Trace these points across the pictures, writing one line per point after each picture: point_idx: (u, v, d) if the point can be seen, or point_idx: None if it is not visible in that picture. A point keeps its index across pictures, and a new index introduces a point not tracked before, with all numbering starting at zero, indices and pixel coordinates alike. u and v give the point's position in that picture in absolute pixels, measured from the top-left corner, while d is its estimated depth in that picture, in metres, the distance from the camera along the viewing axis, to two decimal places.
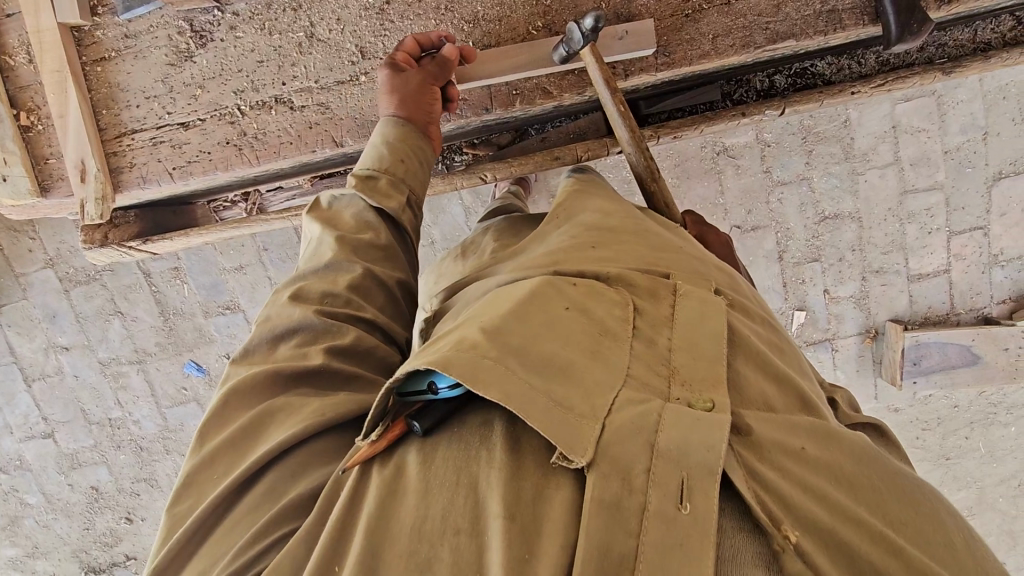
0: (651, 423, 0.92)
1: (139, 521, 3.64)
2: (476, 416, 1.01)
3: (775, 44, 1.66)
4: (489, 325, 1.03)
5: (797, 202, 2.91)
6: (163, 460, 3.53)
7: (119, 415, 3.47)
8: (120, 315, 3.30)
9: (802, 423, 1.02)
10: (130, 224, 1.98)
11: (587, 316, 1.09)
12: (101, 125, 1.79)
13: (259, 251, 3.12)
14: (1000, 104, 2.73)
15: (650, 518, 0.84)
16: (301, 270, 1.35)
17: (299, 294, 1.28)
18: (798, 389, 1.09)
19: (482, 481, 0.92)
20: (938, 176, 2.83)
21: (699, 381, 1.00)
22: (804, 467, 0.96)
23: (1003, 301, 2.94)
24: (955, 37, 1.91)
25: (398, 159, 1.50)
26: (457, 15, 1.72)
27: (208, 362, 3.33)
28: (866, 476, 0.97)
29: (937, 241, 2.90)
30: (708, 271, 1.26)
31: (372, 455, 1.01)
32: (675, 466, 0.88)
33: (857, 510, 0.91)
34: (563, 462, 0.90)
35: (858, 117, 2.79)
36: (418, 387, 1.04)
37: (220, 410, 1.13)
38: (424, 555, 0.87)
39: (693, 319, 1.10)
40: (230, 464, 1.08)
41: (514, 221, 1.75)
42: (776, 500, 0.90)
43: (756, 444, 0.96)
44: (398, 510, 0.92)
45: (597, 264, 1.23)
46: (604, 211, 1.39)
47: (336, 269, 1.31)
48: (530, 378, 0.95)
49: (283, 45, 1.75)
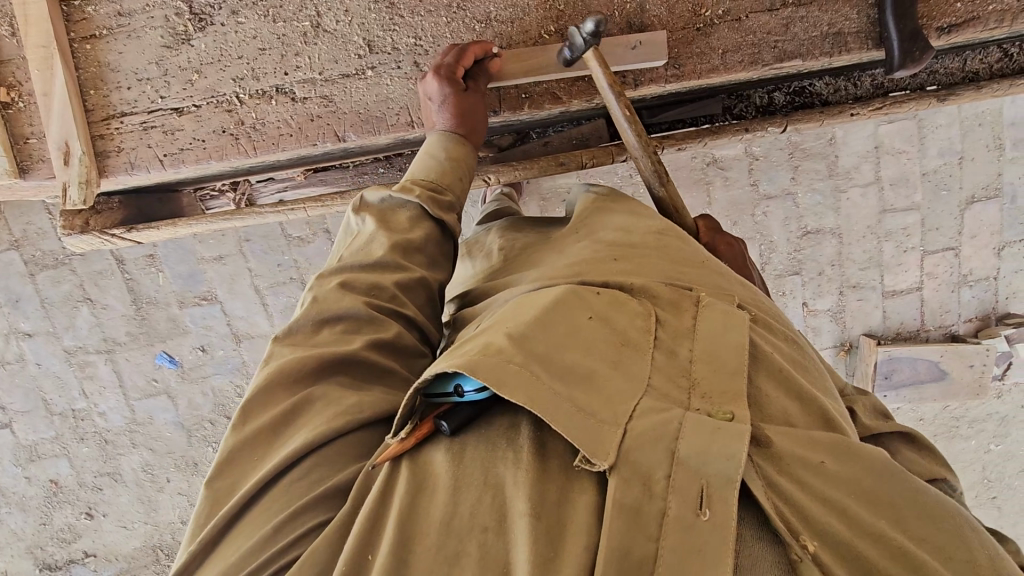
0: (671, 431, 0.93)
1: (100, 516, 3.51)
2: (506, 417, 1.01)
3: (782, 62, 1.68)
4: (514, 331, 1.03)
5: (782, 215, 2.96)
6: (129, 454, 3.40)
7: (84, 406, 3.33)
8: (89, 302, 3.16)
9: (823, 437, 1.01)
10: (114, 211, 1.89)
11: (609, 326, 1.10)
12: (88, 106, 1.71)
13: (241, 243, 3.03)
14: (977, 131, 2.84)
15: (667, 523, 0.86)
16: (345, 259, 1.30)
17: (347, 283, 1.24)
18: (822, 406, 1.10)
19: (509, 481, 0.93)
20: (916, 197, 2.92)
21: (719, 394, 1.01)
22: (823, 481, 0.97)
23: (970, 319, 3.05)
24: (947, 66, 1.96)
25: (457, 177, 1.47)
26: (469, 14, 1.69)
27: (181, 355, 3.22)
28: (888, 491, 0.96)
29: (912, 260, 2.99)
30: (731, 287, 1.26)
31: (400, 452, 1.01)
32: (694, 474, 0.89)
33: (875, 525, 0.93)
34: (585, 465, 0.92)
35: (843, 136, 2.86)
36: (445, 388, 1.03)
37: (259, 396, 1.10)
38: (452, 549, 0.88)
39: (717, 332, 1.10)
40: (263, 452, 1.06)
41: (517, 219, 1.74)
42: (793, 512, 0.93)
43: (776, 457, 0.97)
44: (426, 505, 0.93)
45: (619, 276, 1.23)
46: (629, 226, 1.39)
47: (387, 266, 1.27)
48: (554, 385, 0.96)
49: (287, 33, 1.69)
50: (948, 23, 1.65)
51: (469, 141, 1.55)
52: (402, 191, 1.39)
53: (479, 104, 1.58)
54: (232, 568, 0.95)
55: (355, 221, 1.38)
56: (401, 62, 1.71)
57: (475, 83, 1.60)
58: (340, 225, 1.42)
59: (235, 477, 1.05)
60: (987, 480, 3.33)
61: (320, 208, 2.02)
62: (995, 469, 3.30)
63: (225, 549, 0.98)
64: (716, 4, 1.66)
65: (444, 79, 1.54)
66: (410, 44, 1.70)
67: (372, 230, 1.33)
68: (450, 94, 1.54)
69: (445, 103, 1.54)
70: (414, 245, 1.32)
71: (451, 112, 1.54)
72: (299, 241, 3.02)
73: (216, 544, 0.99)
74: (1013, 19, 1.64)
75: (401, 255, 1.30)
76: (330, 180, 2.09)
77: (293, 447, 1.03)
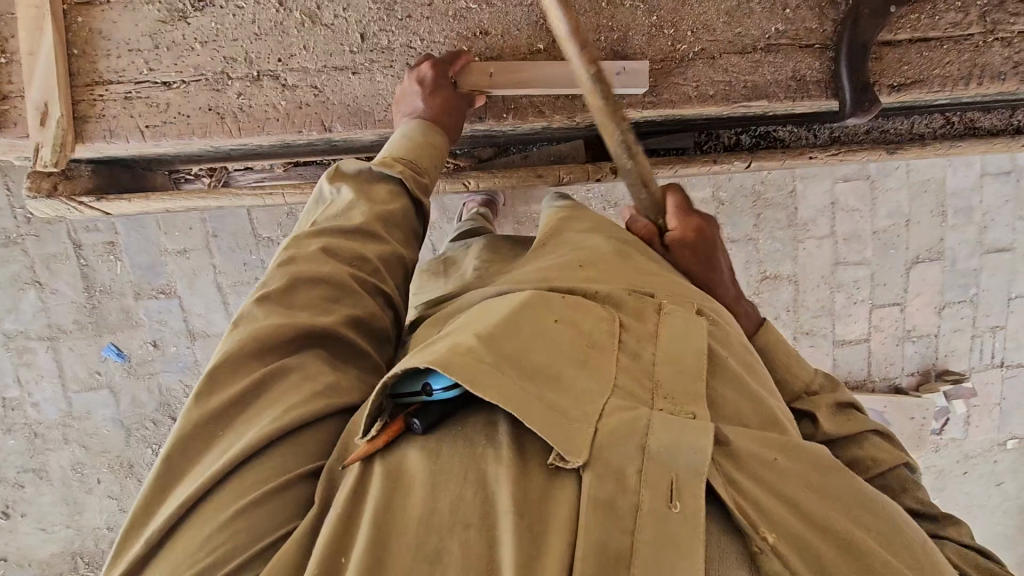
0: (641, 427, 0.96)
1: (17, 517, 3.27)
2: (478, 417, 1.02)
3: (750, 101, 1.81)
4: (482, 332, 1.04)
5: (743, 258, 3.09)
6: (59, 450, 3.20)
7: (17, 395, 3.15)
8: (38, 285, 3.03)
9: (773, 437, 1.07)
10: (84, 178, 1.84)
11: (576, 328, 1.12)
12: (74, 71, 1.70)
13: (208, 237, 2.97)
14: (922, 196, 3.06)
15: (643, 519, 0.88)
16: (321, 224, 1.31)
17: (328, 248, 1.25)
18: (769, 409, 1.16)
19: (491, 477, 0.93)
20: (866, 253, 3.10)
21: (681, 395, 1.06)
22: (776, 477, 1.02)
23: (912, 373, 3.22)
24: (895, 126, 2.17)
25: (434, 166, 1.53)
26: (463, 24, 1.76)
27: (130, 348, 3.10)
28: (833, 485, 1.03)
29: (861, 311, 3.16)
30: (691, 294, 1.32)
31: (370, 453, 1.00)
32: (666, 469, 0.92)
33: (823, 515, 0.99)
34: (559, 463, 0.94)
35: (804, 189, 3.02)
36: (414, 387, 1.03)
37: (225, 367, 1.07)
38: (433, 547, 0.87)
39: (680, 335, 1.15)
40: (233, 418, 1.05)
41: (495, 240, 1.78)
42: (753, 506, 0.96)
43: (735, 454, 1.01)
44: (402, 501, 0.93)
45: (587, 280, 1.29)
46: (596, 238, 1.46)
47: (367, 237, 1.30)
48: (523, 383, 0.98)
49: (284, 21, 1.73)
50: (897, 82, 1.82)
51: (446, 132, 1.60)
52: (383, 166, 1.43)
53: (461, 106, 1.66)
54: (191, 557, 0.92)
55: (329, 190, 1.38)
56: (394, 63, 1.77)
57: (455, 87, 1.68)
58: (311, 196, 1.41)
59: (198, 460, 1.02)
60: None
61: (299, 196, 2.02)
62: None
63: (185, 539, 0.94)
64: (695, 41, 1.79)
65: (436, 74, 1.63)
66: (404, 46, 1.76)
67: (349, 199, 1.35)
68: (435, 87, 1.62)
69: (429, 93, 1.61)
70: (393, 219, 1.37)
71: (435, 101, 1.61)
72: (268, 241, 2.98)
73: (171, 514, 0.96)
74: (952, 85, 1.83)
75: (381, 226, 1.34)
76: (308, 175, 2.14)
77: (277, 417, 1.03)
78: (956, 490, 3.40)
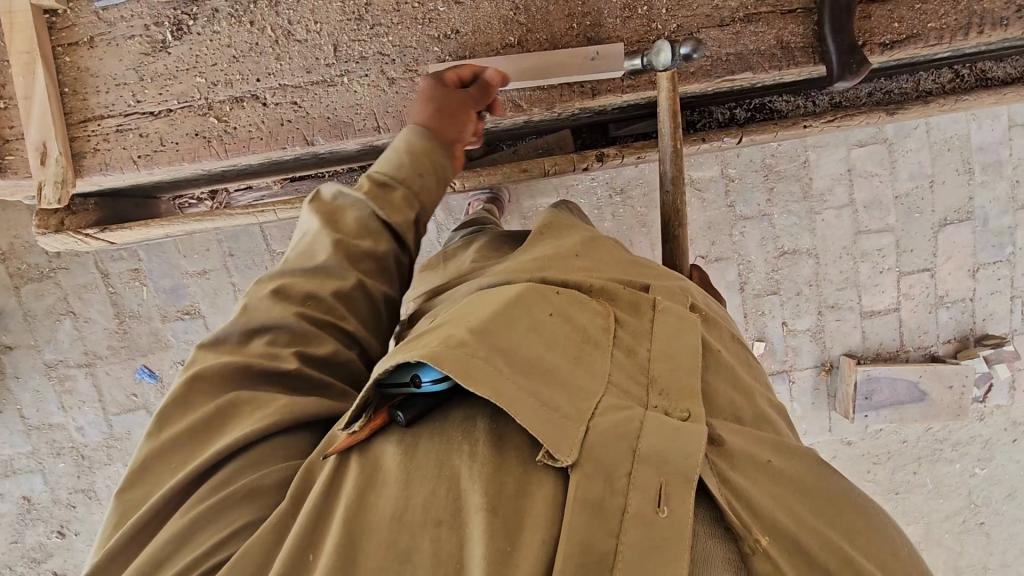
0: (633, 430, 0.94)
1: (72, 535, 3.43)
2: (459, 411, 1.04)
3: (733, 75, 1.78)
4: (477, 325, 1.04)
5: (758, 236, 2.98)
6: (105, 470, 3.36)
7: (60, 421, 3.30)
8: (72, 315, 3.19)
9: (767, 436, 1.05)
10: (89, 212, 1.92)
11: (570, 323, 1.12)
12: (67, 109, 1.77)
13: (224, 256, 3.07)
14: (945, 154, 2.93)
15: (628, 520, 0.86)
16: (288, 262, 1.37)
17: (282, 289, 1.30)
18: (761, 405, 1.14)
19: (463, 474, 0.94)
20: (889, 219, 2.97)
21: (675, 391, 1.03)
22: (771, 479, 0.99)
23: (948, 340, 3.08)
24: (901, 85, 2.08)
25: (418, 175, 1.52)
26: (433, 26, 1.77)
27: (161, 369, 3.22)
28: (825, 489, 1.00)
29: (888, 280, 3.03)
30: (686, 288, 1.32)
31: (350, 445, 1.04)
32: (655, 472, 0.90)
33: (814, 520, 0.95)
34: (548, 460, 0.93)
35: (816, 158, 2.92)
36: (401, 378, 1.04)
37: (193, 388, 1.15)
38: (403, 545, 0.88)
39: (671, 332, 1.13)
40: (208, 432, 1.11)
41: (500, 235, 1.79)
42: (747, 508, 0.93)
43: (728, 454, 0.98)
44: (375, 498, 0.95)
45: (580, 271, 1.29)
46: (590, 235, 1.45)
47: (329, 273, 1.34)
48: (515, 376, 0.97)
49: (259, 41, 1.77)
50: (889, 39, 1.75)
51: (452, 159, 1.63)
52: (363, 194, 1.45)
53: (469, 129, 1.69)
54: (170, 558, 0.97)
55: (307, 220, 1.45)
56: (368, 71, 1.79)
57: (462, 91, 1.65)
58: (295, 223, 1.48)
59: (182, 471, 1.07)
60: (975, 505, 3.27)
61: (290, 209, 2.07)
62: (982, 493, 3.25)
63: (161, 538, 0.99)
64: (669, 20, 1.77)
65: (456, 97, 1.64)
66: (377, 54, 1.79)
67: (316, 232, 1.40)
68: (455, 112, 1.63)
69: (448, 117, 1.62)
70: (363, 250, 1.39)
71: (450, 127, 1.62)
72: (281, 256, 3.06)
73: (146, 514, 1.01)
74: (951, 36, 1.75)
75: (343, 259, 1.36)
76: (306, 189, 2.20)
77: (252, 428, 1.09)
78: (1007, 460, 3.23)
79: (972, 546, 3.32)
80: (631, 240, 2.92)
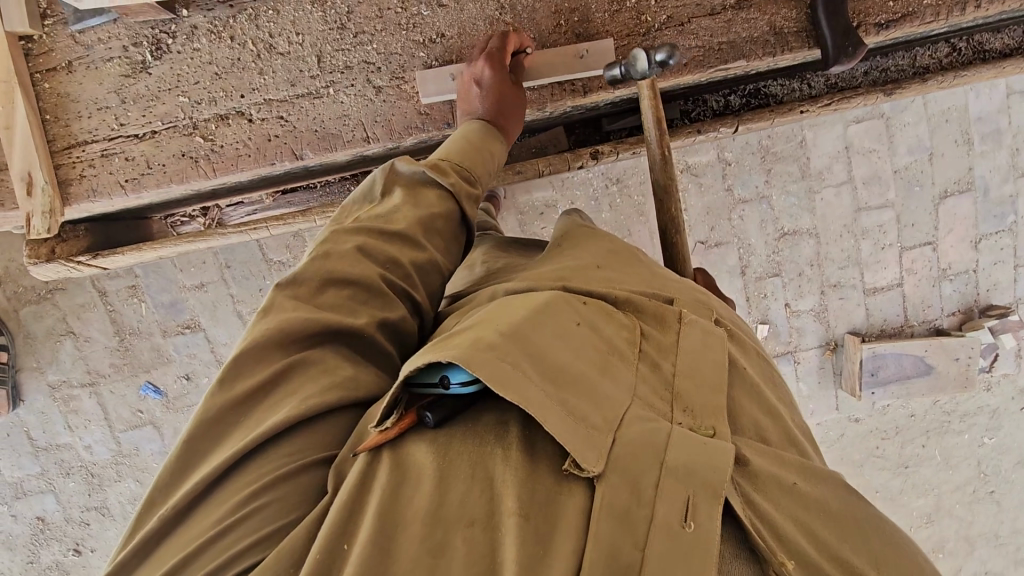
0: (659, 441, 0.93)
1: (88, 552, 3.45)
2: (491, 414, 1.01)
3: (726, 64, 1.74)
4: (507, 327, 1.00)
5: (757, 218, 2.95)
6: (116, 486, 3.37)
7: (68, 440, 3.30)
8: (72, 335, 3.17)
9: (792, 457, 1.04)
10: (79, 238, 1.92)
11: (598, 335, 1.09)
12: (50, 137, 1.74)
13: (221, 268, 3.05)
14: (944, 126, 2.89)
15: (655, 531, 0.85)
16: (363, 221, 1.28)
17: (363, 248, 1.21)
18: (785, 424, 1.12)
19: (499, 477, 0.92)
20: (889, 194, 2.94)
21: (703, 410, 1.02)
22: (796, 501, 0.98)
23: (953, 313, 3.06)
24: (897, 63, 2.04)
25: (487, 171, 1.48)
26: (418, 31, 1.74)
27: (166, 384, 3.21)
28: (852, 514, 0.99)
29: (890, 256, 3.00)
30: (706, 300, 1.30)
31: (381, 442, 0.98)
32: (682, 482, 0.89)
33: (839, 547, 0.95)
34: (574, 469, 0.91)
35: (813, 137, 2.88)
36: (431, 379, 1.00)
37: (256, 348, 1.05)
38: (438, 540, 0.86)
39: (697, 349, 1.12)
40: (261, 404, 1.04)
41: (505, 239, 1.77)
42: (773, 533, 0.93)
43: (754, 476, 0.97)
44: (411, 494, 0.91)
45: (603, 283, 1.27)
46: (614, 246, 1.42)
47: (405, 244, 1.27)
48: (543, 382, 0.95)
49: (241, 56, 1.73)
50: (884, 18, 1.71)
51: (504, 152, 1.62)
52: (442, 174, 1.38)
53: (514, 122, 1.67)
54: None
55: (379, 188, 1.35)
56: (354, 81, 1.76)
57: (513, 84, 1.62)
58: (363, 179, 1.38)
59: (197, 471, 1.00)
60: (984, 475, 3.28)
61: (282, 226, 2.06)
62: (991, 463, 3.26)
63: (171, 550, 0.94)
64: (659, 11, 1.72)
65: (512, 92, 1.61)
66: (362, 62, 1.75)
67: (398, 202, 1.32)
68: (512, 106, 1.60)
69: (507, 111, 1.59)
70: (436, 226, 1.33)
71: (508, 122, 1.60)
72: (280, 264, 3.04)
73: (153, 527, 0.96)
74: (946, 13, 1.71)
75: (422, 233, 1.30)
76: (296, 201, 2.16)
77: (318, 399, 1.03)
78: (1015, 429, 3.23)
79: (983, 515, 3.32)
80: (629, 230, 2.90)
